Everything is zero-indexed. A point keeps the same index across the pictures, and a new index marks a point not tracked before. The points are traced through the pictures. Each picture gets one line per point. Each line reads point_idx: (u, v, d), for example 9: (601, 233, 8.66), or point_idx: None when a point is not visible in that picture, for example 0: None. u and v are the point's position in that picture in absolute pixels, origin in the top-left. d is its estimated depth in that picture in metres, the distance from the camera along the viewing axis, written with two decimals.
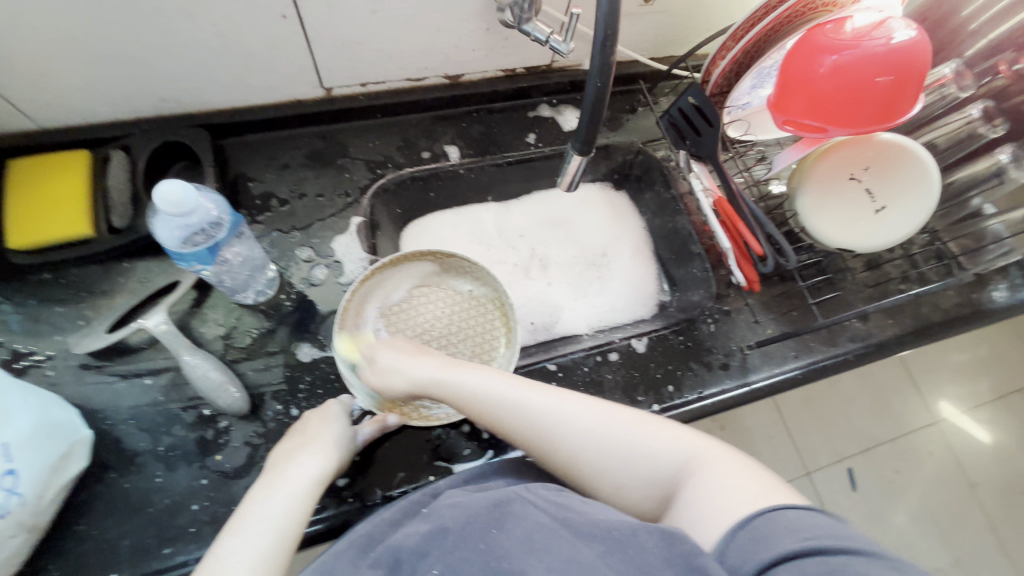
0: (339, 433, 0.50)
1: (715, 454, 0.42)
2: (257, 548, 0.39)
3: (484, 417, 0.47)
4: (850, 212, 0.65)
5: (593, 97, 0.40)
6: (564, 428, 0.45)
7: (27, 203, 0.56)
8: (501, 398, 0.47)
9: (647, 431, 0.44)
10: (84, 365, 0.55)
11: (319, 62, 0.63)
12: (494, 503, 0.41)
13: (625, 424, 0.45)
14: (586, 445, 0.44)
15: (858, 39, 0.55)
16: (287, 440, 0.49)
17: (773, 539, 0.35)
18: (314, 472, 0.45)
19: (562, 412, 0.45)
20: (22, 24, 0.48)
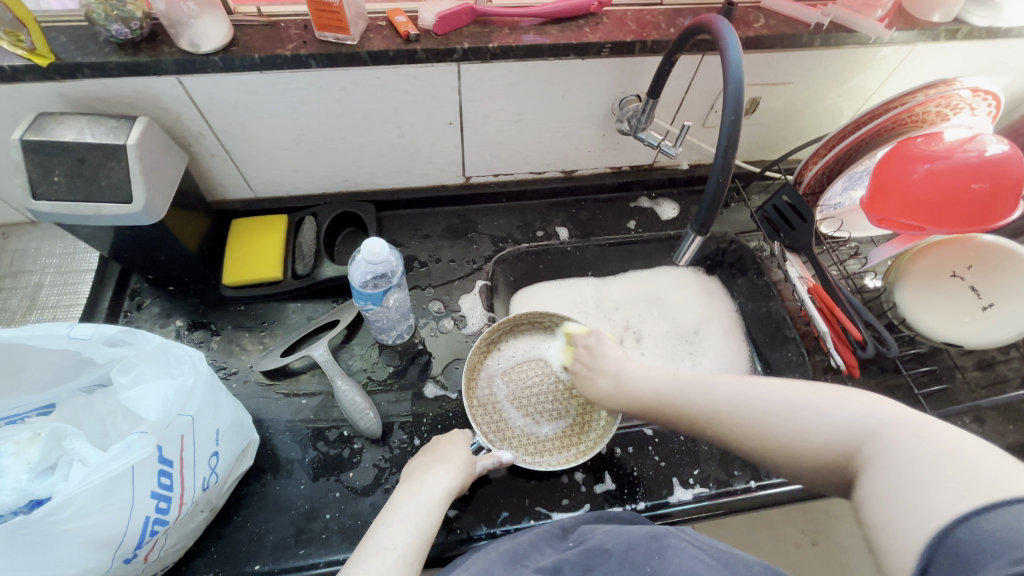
0: (464, 456, 0.56)
1: (887, 437, 0.38)
2: (406, 538, 0.46)
3: (660, 405, 0.55)
4: (951, 308, 0.66)
5: (712, 190, 0.45)
6: (800, 415, 0.43)
7: (242, 251, 0.73)
8: (721, 396, 0.49)
9: (901, 432, 0.37)
10: (259, 381, 0.68)
11: (466, 157, 0.78)
12: (651, 535, 0.47)
13: (805, 398, 0.43)
14: (817, 438, 0.41)
15: (950, 150, 0.60)
16: (423, 453, 0.57)
17: (979, 558, 0.29)
18: (444, 487, 0.52)
19: (788, 398, 0.44)
20: (277, 126, 0.67)
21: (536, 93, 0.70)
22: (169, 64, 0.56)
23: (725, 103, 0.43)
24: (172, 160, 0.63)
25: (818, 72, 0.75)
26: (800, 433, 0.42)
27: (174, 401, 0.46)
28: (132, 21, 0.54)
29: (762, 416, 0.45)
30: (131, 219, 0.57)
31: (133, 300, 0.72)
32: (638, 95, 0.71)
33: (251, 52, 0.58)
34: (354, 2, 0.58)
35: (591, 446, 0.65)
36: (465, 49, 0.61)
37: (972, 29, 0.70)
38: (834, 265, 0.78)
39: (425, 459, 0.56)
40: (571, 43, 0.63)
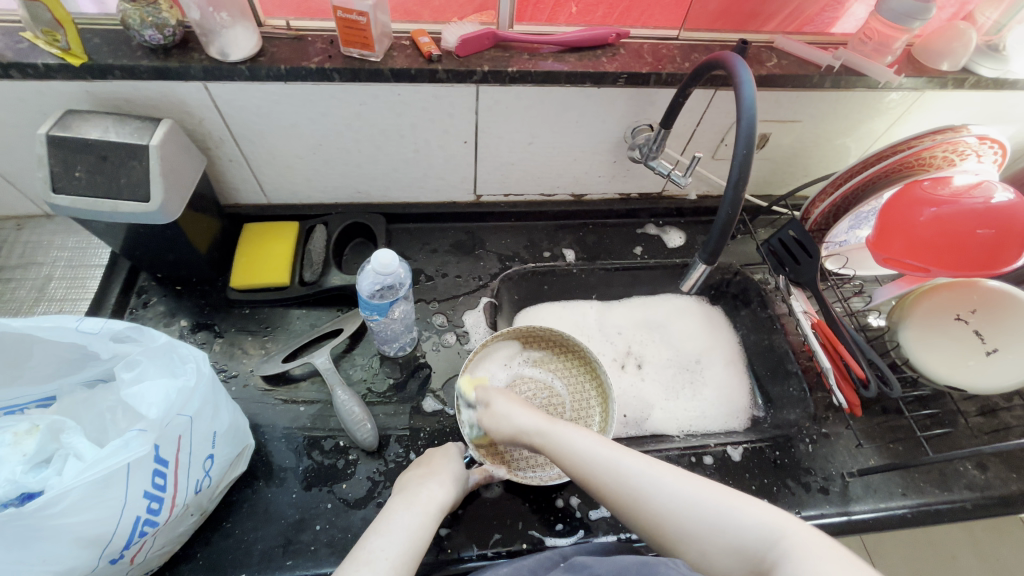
0: (458, 470, 0.56)
1: (796, 541, 0.37)
2: (396, 551, 0.45)
3: (597, 485, 0.46)
4: (955, 351, 0.66)
5: (720, 223, 0.46)
6: (648, 488, 0.44)
7: (252, 255, 0.74)
8: (597, 459, 0.47)
9: (736, 509, 0.41)
10: (258, 385, 0.68)
11: (479, 176, 0.80)
12: (642, 562, 0.49)
13: (708, 494, 0.42)
14: (667, 510, 0.42)
15: (957, 196, 0.61)
16: (417, 462, 0.57)
17: None
18: (437, 499, 0.51)
19: (647, 472, 0.44)
20: (296, 135, 0.69)
21: (551, 117, 0.71)
22: (198, 70, 0.58)
23: (737, 137, 0.44)
24: (191, 162, 0.64)
25: (827, 113, 0.76)
26: (654, 499, 0.43)
27: (176, 401, 0.45)
28: (165, 27, 0.56)
29: (681, 512, 0.42)
30: (146, 217, 0.58)
31: (139, 297, 0.73)
32: (650, 124, 0.73)
33: (278, 63, 0.60)
34: (381, 21, 0.60)
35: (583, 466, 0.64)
36: (485, 71, 0.63)
37: (980, 79, 0.72)
38: (838, 302, 0.78)
39: (416, 472, 0.55)
40: (587, 71, 0.64)
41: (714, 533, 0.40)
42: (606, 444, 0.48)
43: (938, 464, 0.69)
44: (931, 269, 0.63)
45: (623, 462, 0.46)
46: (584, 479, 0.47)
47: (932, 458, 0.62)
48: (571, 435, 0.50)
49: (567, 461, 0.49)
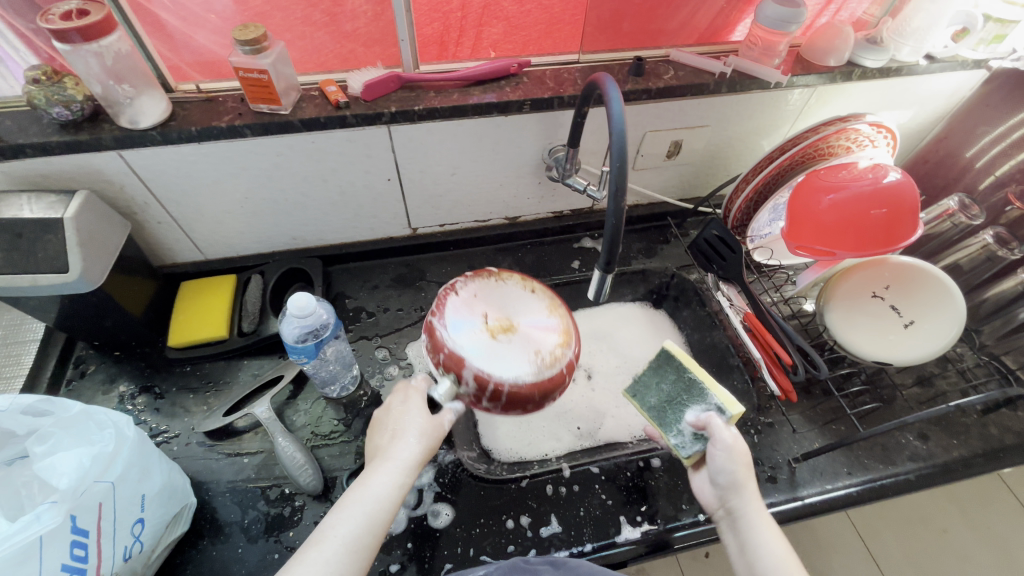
0: (430, 423, 0.54)
1: None
2: (352, 528, 0.44)
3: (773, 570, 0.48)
4: (878, 328, 0.69)
5: (609, 232, 0.48)
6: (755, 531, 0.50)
7: (188, 312, 0.74)
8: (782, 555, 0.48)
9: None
10: (201, 442, 0.67)
11: (410, 211, 0.82)
12: None
13: None
14: None
15: (850, 181, 0.65)
16: (373, 432, 0.55)
17: None
18: (390, 461, 0.50)
19: (763, 523, 0.51)
20: (219, 191, 0.71)
21: (468, 148, 0.74)
22: (109, 140, 0.60)
23: (612, 151, 0.47)
24: (113, 230, 0.65)
25: (731, 115, 0.80)
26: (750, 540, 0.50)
27: (92, 468, 0.46)
28: (72, 103, 0.58)
29: None
30: (68, 287, 0.59)
31: (77, 367, 0.72)
32: (564, 144, 0.76)
33: (188, 125, 0.62)
34: (285, 75, 0.62)
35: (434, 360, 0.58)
36: (393, 112, 0.66)
37: (865, 70, 0.76)
38: (768, 293, 0.81)
39: (376, 441, 0.54)
40: (493, 102, 0.68)
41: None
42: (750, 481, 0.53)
43: (880, 439, 0.70)
44: (838, 252, 0.66)
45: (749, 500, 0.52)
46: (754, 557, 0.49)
47: (866, 435, 0.64)
48: (721, 453, 0.53)
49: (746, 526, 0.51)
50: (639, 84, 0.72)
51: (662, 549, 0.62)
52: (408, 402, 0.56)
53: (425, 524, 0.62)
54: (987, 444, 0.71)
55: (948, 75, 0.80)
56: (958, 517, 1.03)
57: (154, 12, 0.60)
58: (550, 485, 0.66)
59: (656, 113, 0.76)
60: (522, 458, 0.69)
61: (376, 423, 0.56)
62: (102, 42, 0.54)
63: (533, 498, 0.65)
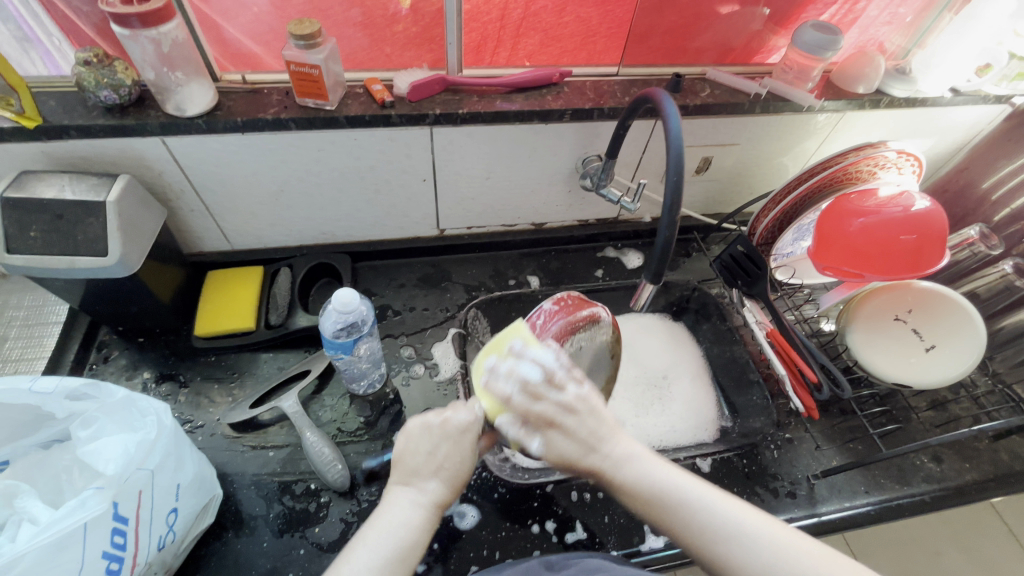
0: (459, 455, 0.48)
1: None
2: (377, 564, 0.41)
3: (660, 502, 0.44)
4: (900, 350, 0.70)
5: (661, 244, 0.49)
6: (728, 541, 0.41)
7: (216, 302, 0.74)
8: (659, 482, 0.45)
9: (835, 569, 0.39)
10: (225, 434, 0.67)
11: (440, 212, 0.82)
12: None
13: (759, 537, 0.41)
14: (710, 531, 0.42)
15: (881, 206, 0.66)
16: (408, 445, 0.48)
17: None
18: (426, 497, 0.46)
19: (736, 517, 0.42)
20: (256, 183, 0.70)
21: (505, 153, 0.75)
22: (155, 125, 0.60)
23: (668, 165, 0.48)
24: (150, 216, 0.65)
25: (761, 135, 0.82)
26: (735, 551, 0.41)
27: (135, 455, 0.45)
28: (121, 87, 0.58)
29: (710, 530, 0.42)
30: (106, 271, 0.58)
31: (100, 352, 0.72)
32: (599, 155, 0.77)
33: (234, 115, 0.62)
34: (334, 71, 0.63)
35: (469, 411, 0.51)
36: (437, 114, 0.66)
37: (893, 99, 0.78)
38: (790, 311, 0.83)
39: (414, 461, 0.47)
40: (535, 109, 0.69)
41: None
42: (681, 475, 0.46)
43: (896, 460, 0.72)
44: (866, 274, 0.67)
45: (698, 498, 0.44)
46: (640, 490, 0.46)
47: (885, 454, 0.65)
48: (637, 464, 0.47)
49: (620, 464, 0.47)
50: (676, 99, 0.73)
51: (685, 559, 0.62)
52: (465, 433, 0.49)
53: (451, 525, 0.62)
54: (998, 468, 0.73)
55: (970, 108, 0.83)
56: (950, 538, 1.04)
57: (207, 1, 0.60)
58: (574, 492, 0.66)
59: (690, 128, 0.77)
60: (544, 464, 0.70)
61: (413, 435, 0.49)
62: (161, 29, 0.54)
63: (558, 504, 0.65)
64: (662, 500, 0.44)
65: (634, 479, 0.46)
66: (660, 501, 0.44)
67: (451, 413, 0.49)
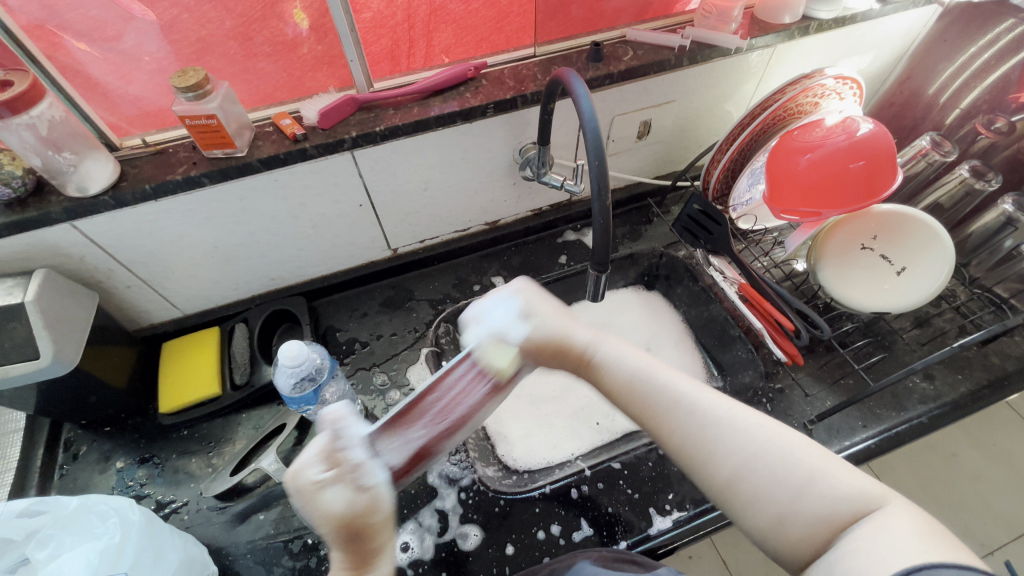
0: (319, 509, 0.40)
1: (807, 460, 0.40)
2: None
3: (642, 395, 0.46)
4: (872, 279, 0.69)
5: (598, 232, 0.48)
6: (717, 429, 0.42)
7: (175, 374, 0.72)
8: (637, 371, 0.47)
9: (821, 459, 0.40)
10: (212, 506, 0.65)
11: (387, 232, 0.80)
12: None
13: (756, 427, 0.42)
14: (694, 414, 0.43)
15: (824, 138, 0.64)
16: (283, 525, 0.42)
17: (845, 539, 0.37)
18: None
19: (710, 402, 0.44)
20: (187, 245, 0.67)
21: (437, 160, 0.72)
22: (59, 212, 0.56)
23: (587, 148, 0.46)
24: (80, 305, 0.62)
25: (697, 86, 0.79)
26: (722, 439, 0.42)
27: (102, 563, 0.44)
28: (12, 180, 0.54)
29: (699, 423, 0.43)
30: (43, 372, 0.56)
31: (68, 451, 0.69)
32: (533, 142, 0.75)
33: (142, 183, 0.58)
34: (235, 115, 0.59)
35: (299, 470, 0.41)
36: (354, 137, 0.63)
37: (821, 23, 0.75)
38: (760, 258, 0.81)
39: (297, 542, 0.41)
40: (455, 111, 0.65)
41: (772, 490, 0.40)
42: (665, 367, 0.47)
43: (889, 388, 0.71)
44: (823, 211, 0.66)
45: (688, 389, 0.45)
46: (614, 384, 0.47)
47: (875, 387, 0.64)
48: (617, 351, 0.49)
49: (605, 361, 0.49)
50: (599, 69, 0.70)
51: (694, 534, 0.61)
52: (316, 496, 0.40)
53: (455, 549, 0.61)
54: (991, 373, 0.72)
55: (902, 15, 0.80)
56: (966, 439, 1.13)
57: (75, 57, 0.55)
58: (574, 488, 0.65)
59: (622, 96, 0.74)
60: (545, 464, 0.70)
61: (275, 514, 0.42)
62: (32, 112, 0.51)
63: (560, 505, 0.64)
64: (644, 385, 0.46)
65: (616, 364, 0.48)
66: (646, 389, 0.45)
67: (296, 468, 0.41)
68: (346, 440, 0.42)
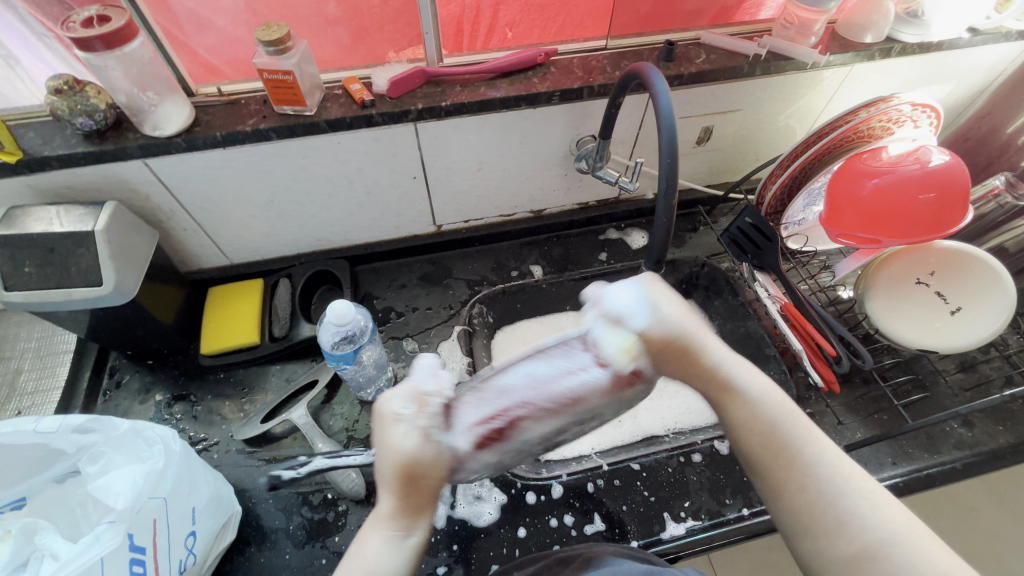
0: (389, 446, 0.40)
1: (949, 555, 0.33)
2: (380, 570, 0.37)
3: (769, 444, 0.39)
4: (924, 314, 0.67)
5: (659, 231, 0.48)
6: (853, 497, 0.36)
7: (218, 319, 0.74)
8: (771, 411, 0.40)
9: (962, 553, 0.34)
10: (241, 450, 0.67)
11: (434, 208, 0.81)
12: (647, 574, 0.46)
13: (892, 503, 0.36)
14: (826, 476, 0.37)
15: (894, 165, 0.63)
16: (374, 431, 0.41)
17: None
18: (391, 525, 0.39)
19: (853, 472, 0.37)
20: (245, 196, 0.69)
21: (494, 142, 0.72)
22: (134, 149, 0.59)
23: (660, 143, 0.46)
24: (142, 240, 0.64)
25: (764, 98, 0.78)
26: (853, 503, 0.36)
27: (145, 485, 0.46)
28: (95, 112, 0.56)
29: (827, 487, 0.37)
30: (102, 300, 0.59)
31: (112, 378, 0.72)
32: (593, 135, 0.74)
33: (213, 130, 0.60)
34: (308, 75, 0.60)
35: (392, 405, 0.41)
36: (420, 109, 0.64)
37: (904, 46, 0.73)
38: (805, 280, 0.80)
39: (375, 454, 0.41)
40: (520, 95, 0.65)
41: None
42: (802, 416, 0.40)
43: (924, 429, 0.69)
44: (882, 239, 0.64)
45: (824, 451, 0.38)
46: (738, 418, 0.41)
47: (911, 426, 0.62)
48: (756, 381, 0.42)
49: (727, 394, 0.42)
50: (670, 69, 0.69)
51: (706, 546, 0.61)
52: (393, 423, 0.40)
53: (468, 525, 0.62)
54: None
55: (992, 48, 0.76)
56: (987, 494, 1.06)
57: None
58: (590, 482, 0.65)
59: (687, 98, 0.73)
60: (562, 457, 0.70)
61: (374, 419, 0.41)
62: (125, 49, 0.53)
63: (575, 497, 0.64)
64: (784, 429, 0.40)
65: (750, 396, 0.41)
66: (776, 429, 0.40)
67: (390, 394, 0.42)
68: (436, 391, 0.42)
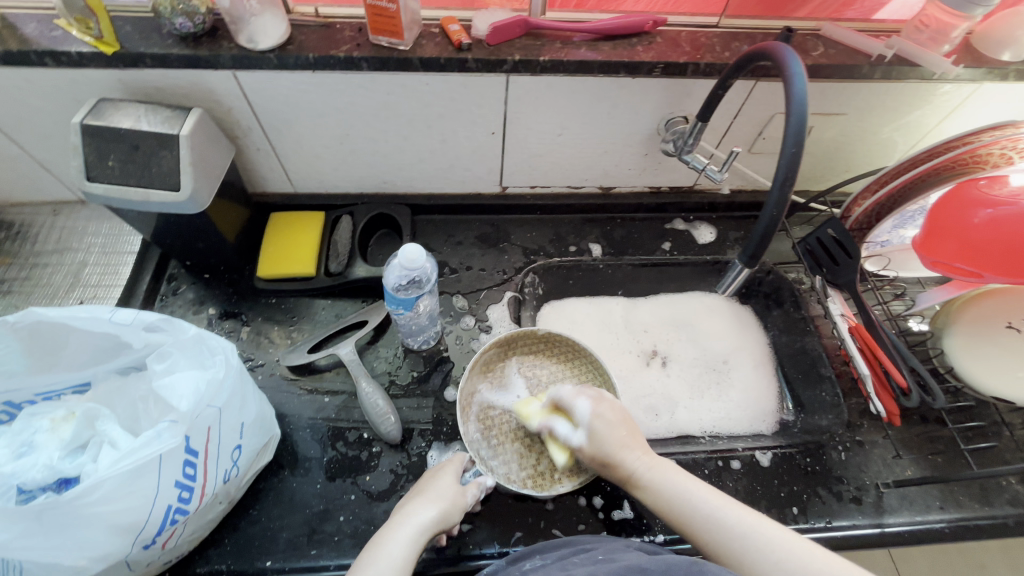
0: (450, 487, 0.55)
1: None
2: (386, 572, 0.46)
3: (681, 522, 0.48)
4: (1009, 360, 0.62)
5: (765, 223, 0.45)
6: (740, 546, 0.44)
7: (277, 245, 0.74)
8: (671, 493, 0.49)
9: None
10: (284, 375, 0.68)
11: (504, 169, 0.78)
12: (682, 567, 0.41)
13: (777, 545, 0.43)
14: (715, 533, 0.46)
15: (1014, 197, 0.57)
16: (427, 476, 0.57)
17: None
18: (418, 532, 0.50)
19: (740, 528, 0.45)
20: (323, 125, 0.68)
21: (581, 108, 0.69)
22: (227, 59, 0.58)
23: (786, 131, 0.43)
24: (220, 152, 0.64)
25: (874, 105, 0.72)
26: (761, 563, 0.42)
27: (206, 393, 0.46)
28: (196, 15, 0.55)
29: (721, 540, 0.45)
30: (177, 207, 0.59)
31: (170, 285, 0.74)
32: (686, 116, 0.70)
33: (306, 51, 0.59)
34: (411, 7, 0.58)
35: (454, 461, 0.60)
36: (516, 60, 0.61)
37: None
38: (878, 306, 0.75)
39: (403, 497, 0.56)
40: (621, 61, 0.62)
41: None
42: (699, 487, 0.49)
43: (979, 479, 0.66)
44: (985, 273, 0.60)
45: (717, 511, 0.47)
46: (658, 506, 0.50)
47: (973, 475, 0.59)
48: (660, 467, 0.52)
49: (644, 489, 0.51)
50: None
51: None
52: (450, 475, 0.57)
53: (497, 488, 0.62)
54: None
55: None
56: None
57: None
58: None
59: None
60: None
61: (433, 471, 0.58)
62: None
63: (606, 481, 0.63)
64: (680, 505, 0.49)
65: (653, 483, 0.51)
66: (678, 509, 0.48)
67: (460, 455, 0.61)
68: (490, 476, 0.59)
